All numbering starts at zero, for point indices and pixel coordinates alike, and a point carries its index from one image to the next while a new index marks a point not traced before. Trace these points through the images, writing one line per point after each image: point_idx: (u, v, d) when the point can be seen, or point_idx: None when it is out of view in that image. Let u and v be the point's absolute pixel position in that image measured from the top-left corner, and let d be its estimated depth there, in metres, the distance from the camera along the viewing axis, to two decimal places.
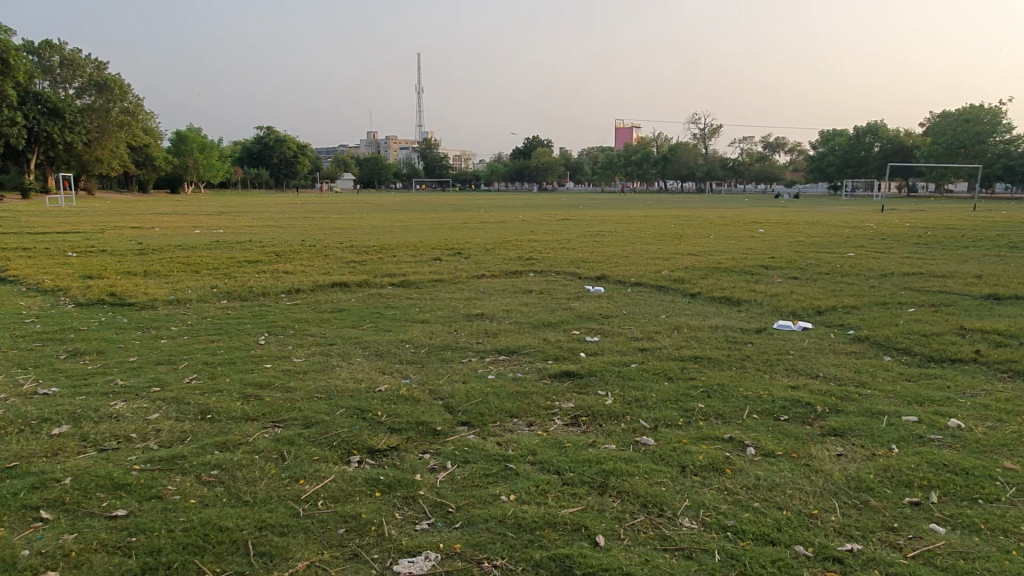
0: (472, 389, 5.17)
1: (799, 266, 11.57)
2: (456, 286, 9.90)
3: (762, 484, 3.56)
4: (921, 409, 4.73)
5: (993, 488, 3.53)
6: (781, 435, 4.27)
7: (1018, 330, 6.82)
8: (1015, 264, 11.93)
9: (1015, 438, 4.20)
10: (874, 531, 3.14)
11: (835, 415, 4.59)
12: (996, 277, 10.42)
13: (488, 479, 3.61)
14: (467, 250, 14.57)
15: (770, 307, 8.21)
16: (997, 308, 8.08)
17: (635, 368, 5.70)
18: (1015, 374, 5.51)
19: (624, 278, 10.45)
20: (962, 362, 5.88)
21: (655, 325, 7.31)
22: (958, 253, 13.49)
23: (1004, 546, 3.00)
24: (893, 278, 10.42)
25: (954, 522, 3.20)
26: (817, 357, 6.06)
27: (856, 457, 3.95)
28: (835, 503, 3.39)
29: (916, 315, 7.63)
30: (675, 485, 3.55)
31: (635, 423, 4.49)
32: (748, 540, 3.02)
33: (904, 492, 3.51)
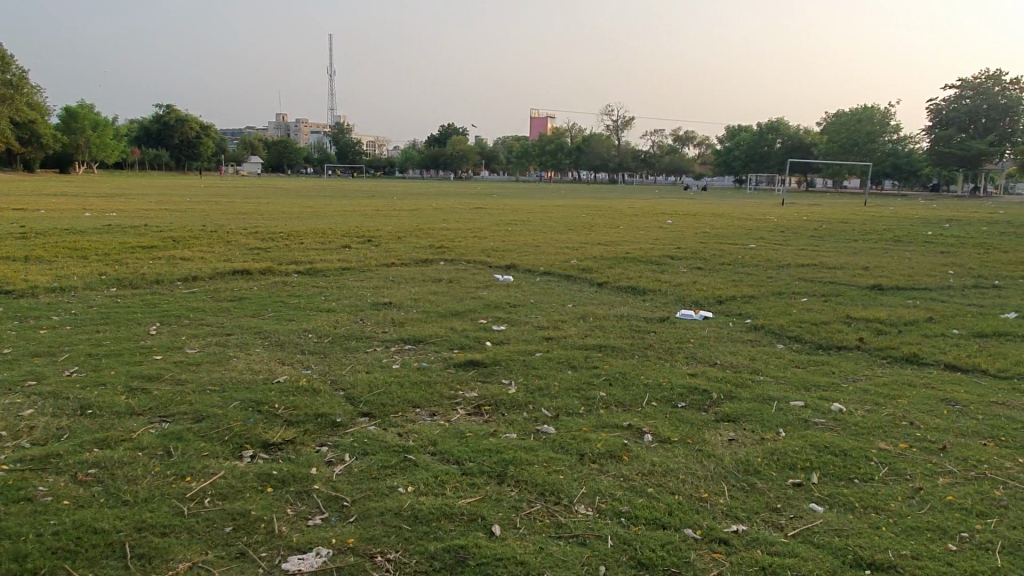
0: (375, 378, 5.09)
1: (703, 256, 11.97)
2: (363, 274, 9.70)
3: (656, 470, 3.66)
4: (807, 394, 4.97)
5: (868, 468, 3.74)
6: (676, 422, 4.40)
7: (897, 319, 7.29)
8: (898, 257, 12.75)
9: (889, 420, 4.47)
10: (759, 512, 3.27)
11: (728, 401, 4.77)
12: (880, 269, 11.09)
13: (386, 471, 3.56)
14: (378, 237, 14.33)
15: (673, 296, 8.45)
16: (880, 298, 8.59)
17: (540, 357, 5.74)
18: (892, 360, 5.88)
19: (534, 267, 10.53)
20: (847, 349, 6.23)
21: (562, 314, 7.40)
22: (848, 246, 14.27)
23: (875, 522, 3.18)
24: (789, 268, 10.95)
25: (831, 501, 3.38)
26: (715, 345, 6.28)
27: (746, 441, 4.11)
28: (724, 486, 3.51)
29: (807, 305, 8.03)
30: (573, 473, 3.60)
31: (537, 411, 4.53)
32: (640, 525, 3.10)
33: (788, 474, 3.68)
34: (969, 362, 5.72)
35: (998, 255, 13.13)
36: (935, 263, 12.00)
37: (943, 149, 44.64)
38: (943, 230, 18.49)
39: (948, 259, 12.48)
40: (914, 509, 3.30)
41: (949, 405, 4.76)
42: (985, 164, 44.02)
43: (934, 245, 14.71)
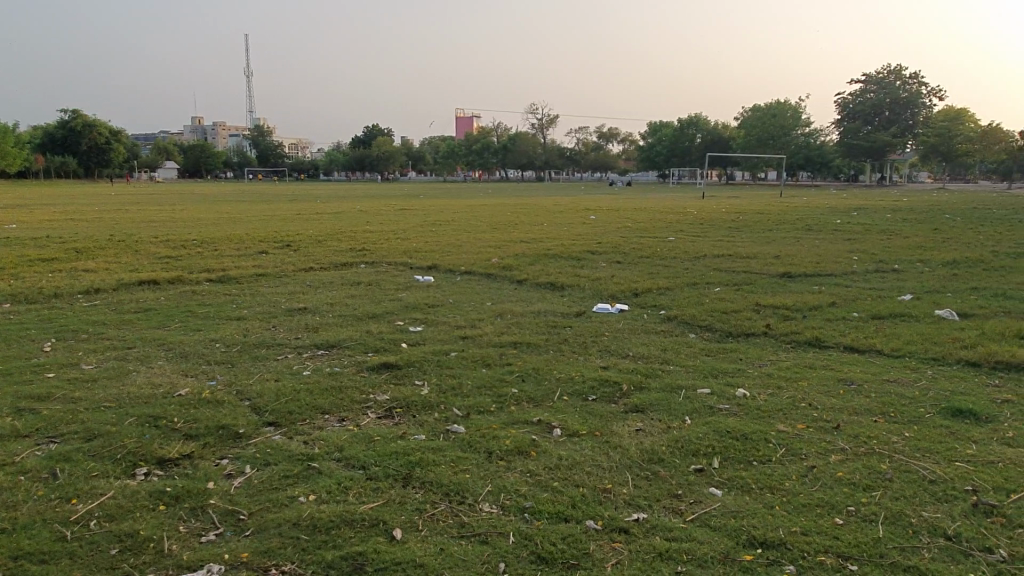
0: (282, 386, 4.95)
1: (622, 251, 12.18)
2: (279, 280, 9.46)
3: (563, 464, 3.69)
4: (714, 382, 5.09)
5: (766, 450, 3.86)
6: (586, 415, 4.45)
7: (802, 304, 7.57)
8: (808, 245, 13.24)
9: (789, 402, 4.63)
10: (660, 499, 3.33)
11: (637, 392, 4.85)
12: (791, 257, 11.50)
13: (288, 481, 3.46)
14: (297, 241, 14.02)
15: (591, 290, 8.56)
16: (789, 285, 8.89)
17: (454, 356, 5.72)
18: (796, 344, 6.10)
19: (455, 266, 10.49)
20: (754, 335, 6.43)
21: (480, 313, 7.38)
22: (762, 236, 14.73)
23: (769, 502, 3.28)
24: (705, 259, 11.22)
25: (730, 484, 3.47)
26: (628, 337, 6.38)
27: (652, 431, 4.18)
28: (628, 476, 3.57)
29: (719, 294, 8.24)
30: (479, 471, 3.59)
31: (448, 411, 4.50)
32: (542, 519, 3.11)
33: (691, 460, 3.77)
34: (865, 343, 5.98)
35: (900, 240, 13.79)
36: (842, 249, 12.52)
37: (851, 141, 46.79)
38: (851, 218, 19.31)
39: (854, 245, 13.05)
40: (807, 487, 3.42)
41: (845, 385, 4.97)
42: (889, 154, 46.38)
43: (841, 233, 15.36)
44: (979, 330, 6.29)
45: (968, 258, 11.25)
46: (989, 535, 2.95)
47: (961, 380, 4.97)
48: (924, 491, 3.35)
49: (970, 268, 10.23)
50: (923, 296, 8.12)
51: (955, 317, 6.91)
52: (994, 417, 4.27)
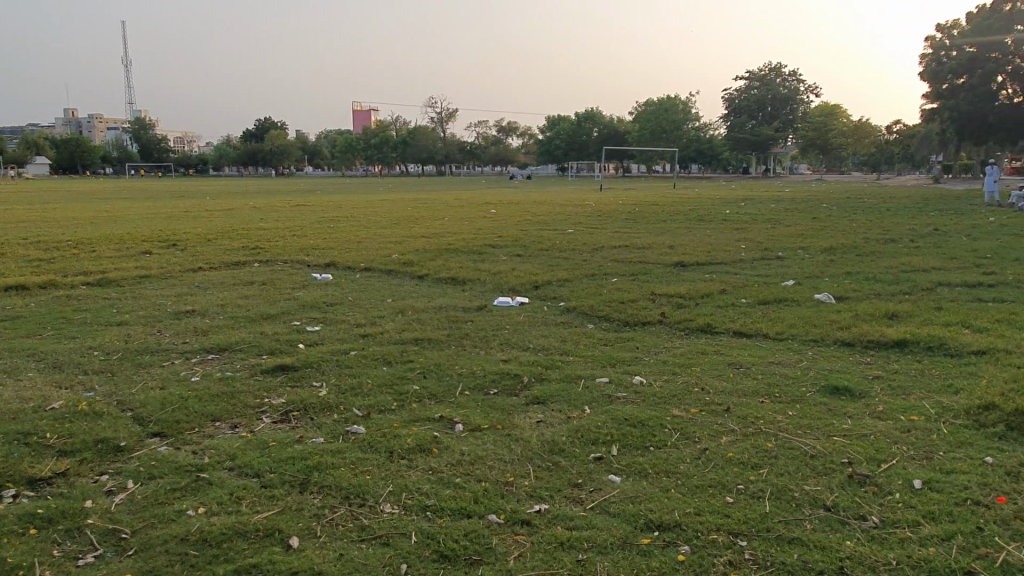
0: (169, 395, 4.69)
1: (522, 244, 12.27)
2: (165, 282, 8.97)
3: (465, 459, 3.67)
4: (612, 370, 5.22)
5: (662, 436, 3.98)
6: (488, 409, 4.45)
7: (695, 292, 7.85)
8: (700, 235, 13.77)
9: (683, 388, 4.80)
10: (561, 489, 3.37)
11: (538, 384, 4.91)
12: (684, 246, 11.92)
13: (175, 494, 3.28)
14: (185, 241, 13.32)
15: (491, 284, 8.58)
16: (682, 274, 9.21)
17: (353, 356, 5.59)
18: (689, 331, 6.33)
19: (354, 263, 10.27)
20: (649, 324, 6.63)
21: (380, 310, 7.25)
22: (656, 227, 15.21)
23: (665, 486, 3.39)
24: (603, 251, 11.46)
25: (629, 471, 3.56)
26: (528, 329, 6.44)
27: (553, 422, 4.24)
28: (530, 468, 3.60)
29: (616, 285, 8.44)
30: (380, 472, 3.52)
31: (347, 412, 4.39)
32: (445, 517, 3.09)
33: (590, 449, 3.84)
34: (752, 328, 6.29)
35: (783, 229, 14.54)
36: (730, 239, 13.08)
37: (738, 135, 49.05)
38: (740, 209, 20.21)
39: (741, 235, 13.68)
40: (700, 468, 3.55)
41: (734, 368, 5.20)
42: (772, 148, 48.98)
43: (729, 223, 16.07)
44: (853, 312, 6.73)
45: (844, 245, 11.98)
46: (864, 503, 3.16)
47: (837, 360, 5.31)
48: (806, 465, 3.55)
49: (845, 254, 10.94)
50: (804, 281, 8.60)
51: (832, 301, 7.36)
52: (867, 393, 4.58)
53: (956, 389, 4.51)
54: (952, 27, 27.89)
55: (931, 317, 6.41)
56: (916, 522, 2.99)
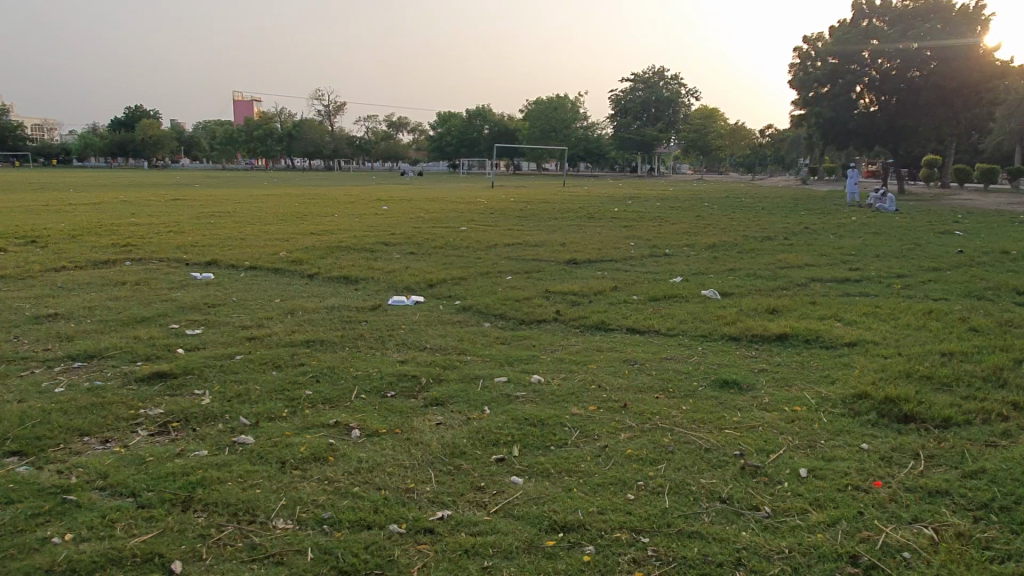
0: (28, 408, 4.25)
1: (416, 241, 12.09)
2: (23, 282, 8.19)
3: (363, 467, 3.53)
4: (510, 369, 5.19)
5: (562, 434, 3.98)
6: (385, 412, 4.31)
7: (588, 290, 7.98)
8: (591, 232, 14.05)
9: (581, 385, 4.84)
10: (463, 494, 3.30)
11: (436, 385, 4.81)
12: (576, 244, 12.12)
13: (37, 520, 2.97)
14: (45, 237, 12.24)
15: (385, 283, 8.38)
16: (575, 271, 9.35)
17: (239, 360, 5.28)
18: (584, 329, 6.41)
19: (238, 261, 9.76)
20: (545, 322, 6.66)
21: (267, 311, 6.91)
22: (548, 224, 15.39)
23: (567, 485, 3.38)
24: (497, 248, 11.47)
25: (530, 471, 3.53)
26: (425, 329, 6.32)
27: (453, 424, 4.15)
28: (430, 473, 3.50)
29: (511, 282, 8.45)
30: (272, 485, 3.33)
31: (233, 421, 4.13)
32: (343, 530, 2.95)
33: (492, 450, 3.78)
34: (644, 324, 6.44)
35: (669, 227, 15.08)
36: (619, 236, 13.42)
37: (624, 135, 50.63)
38: (628, 207, 20.81)
39: (630, 232, 14.07)
40: (601, 466, 3.57)
41: (629, 365, 5.30)
42: (656, 148, 50.88)
43: (618, 221, 16.50)
44: (736, 307, 7.05)
45: (725, 242, 12.56)
46: (755, 494, 3.27)
47: (725, 354, 5.52)
48: (701, 459, 3.65)
49: (727, 251, 11.47)
50: (690, 278, 8.92)
51: (717, 296, 7.67)
52: (753, 385, 4.78)
53: (832, 379, 4.79)
54: (816, 38, 29.89)
55: (807, 311, 6.79)
56: (804, 509, 3.12)
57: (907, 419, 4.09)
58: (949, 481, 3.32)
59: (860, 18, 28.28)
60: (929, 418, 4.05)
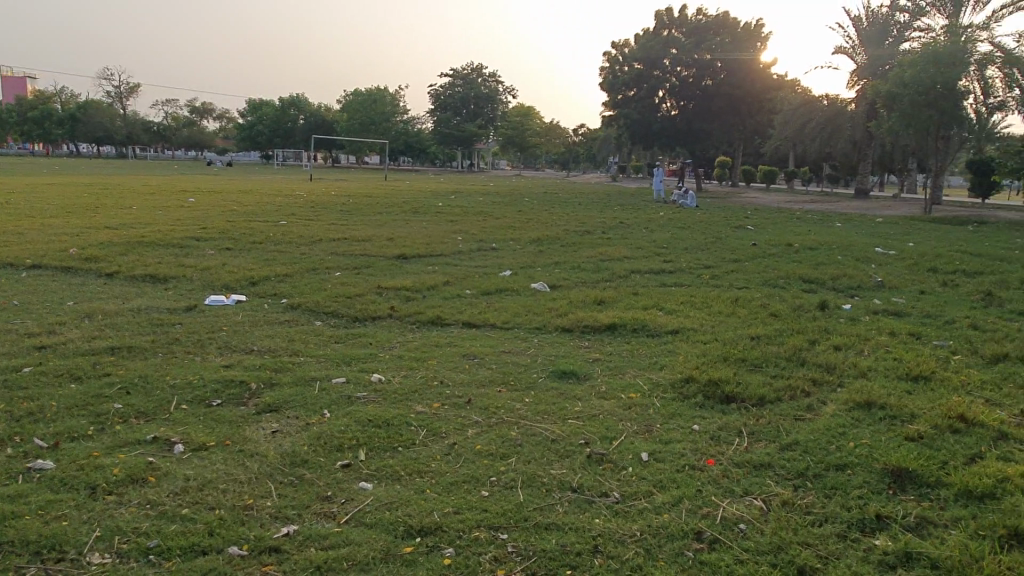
0: None
1: (230, 236, 11.26)
2: None
3: (192, 485, 3.19)
4: (347, 369, 4.96)
5: (409, 434, 3.86)
6: (211, 423, 3.94)
7: (422, 285, 7.86)
8: (417, 227, 13.89)
9: (423, 383, 4.72)
10: (309, 506, 3.09)
11: (268, 390, 4.47)
12: (404, 239, 11.91)
13: None
14: None
15: (200, 282, 7.71)
16: (405, 266, 9.18)
17: (27, 373, 4.58)
18: (420, 325, 6.29)
19: (17, 260, 8.52)
20: (380, 318, 6.46)
21: (60, 315, 6.09)
22: (372, 219, 15.02)
23: (419, 487, 3.27)
24: (321, 244, 10.99)
25: (379, 475, 3.38)
26: (250, 330, 5.88)
27: (290, 431, 3.88)
28: (270, 486, 3.25)
29: (340, 279, 8.12)
30: (83, 514, 2.91)
31: (26, 444, 3.57)
32: (173, 559, 2.64)
33: (335, 457, 3.58)
34: (481, 318, 6.45)
35: (494, 221, 15.29)
36: (446, 231, 13.39)
37: (445, 130, 50.84)
38: (452, 201, 20.87)
39: (456, 227, 14.12)
40: (452, 465, 3.50)
41: (469, 360, 5.27)
42: (476, 144, 51.69)
43: (443, 215, 16.52)
44: (567, 299, 7.27)
45: (548, 236, 12.96)
46: (604, 480, 3.37)
47: (561, 346, 5.66)
48: (549, 450, 3.69)
49: (551, 245, 11.86)
50: (520, 272, 9.08)
51: (547, 289, 7.88)
52: (590, 375, 4.94)
53: (661, 366, 5.08)
54: (623, 44, 31.75)
55: (631, 301, 7.16)
56: (649, 492, 3.25)
57: (729, 399, 4.42)
58: (770, 454, 3.63)
59: (660, 28, 30.44)
60: (747, 397, 4.41)
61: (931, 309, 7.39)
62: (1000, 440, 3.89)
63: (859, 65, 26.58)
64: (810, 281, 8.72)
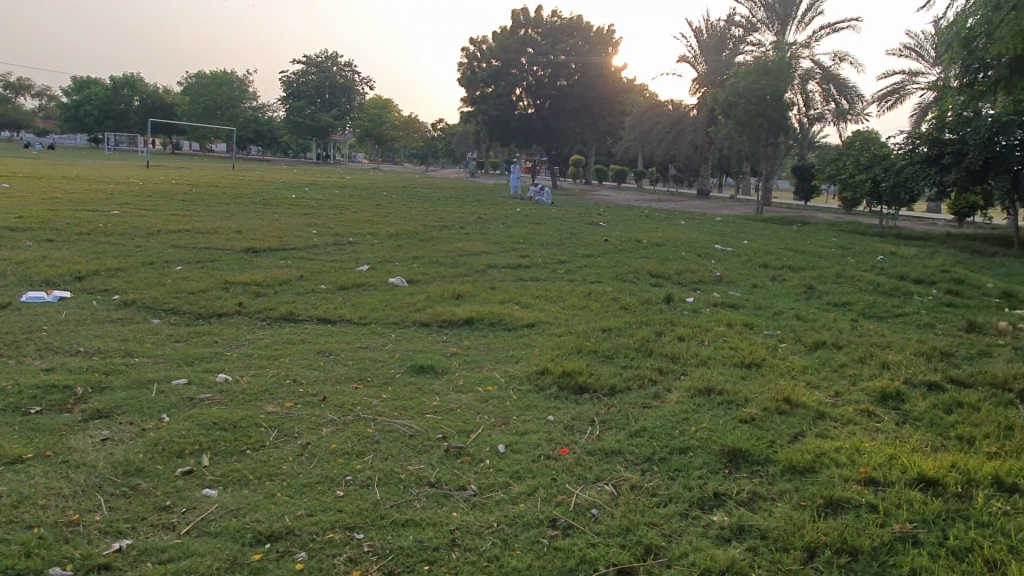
0: None
1: (53, 227, 10.22)
2: None
3: (5, 503, 2.87)
4: (189, 369, 4.65)
5: (258, 436, 3.67)
6: (28, 433, 3.56)
7: (273, 280, 7.50)
8: (267, 219, 13.27)
9: (273, 382, 4.51)
10: (146, 518, 2.87)
11: (97, 395, 4.10)
12: (253, 231, 11.34)
13: None
14: None
15: (16, 276, 6.93)
16: (255, 260, 8.75)
17: None
18: (271, 321, 6.01)
19: None
20: (227, 315, 6.11)
21: None
22: (218, 210, 14.21)
23: (269, 491, 3.13)
24: (160, 236, 10.24)
25: (225, 481, 3.20)
26: (75, 330, 5.36)
27: (123, 437, 3.59)
28: (99, 500, 2.99)
29: (181, 273, 7.59)
30: None
31: None
32: None
33: (176, 463, 3.35)
34: (335, 313, 6.26)
35: (350, 215, 14.91)
36: (300, 224, 12.90)
37: (297, 120, 48.95)
38: (305, 193, 20.15)
39: (309, 219, 13.64)
40: (304, 465, 3.37)
41: (323, 356, 5.10)
42: (331, 134, 50.23)
43: (296, 207, 15.92)
44: (425, 294, 7.22)
45: (406, 231, 12.83)
46: (461, 474, 3.38)
47: (418, 340, 5.62)
48: (406, 446, 3.65)
49: (409, 239, 11.75)
50: (377, 266, 8.92)
51: (405, 284, 7.80)
52: (448, 369, 4.94)
53: (518, 358, 5.17)
54: (481, 41, 31.97)
55: (488, 296, 7.24)
56: (505, 483, 3.29)
57: (581, 390, 4.57)
58: (619, 441, 3.79)
59: (517, 27, 30.94)
60: (599, 387, 4.58)
61: (762, 301, 8.04)
62: (819, 418, 4.30)
63: (700, 73, 28.39)
64: (656, 275, 9.21)
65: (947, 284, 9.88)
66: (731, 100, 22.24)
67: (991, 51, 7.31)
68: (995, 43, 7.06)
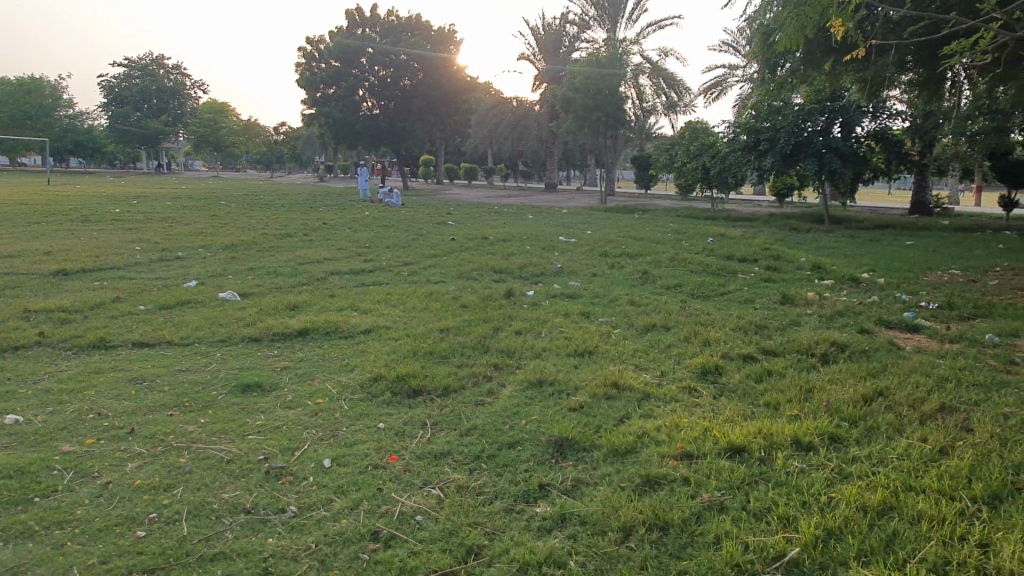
0: None
1: None
2: None
3: None
4: None
5: (50, 480, 3.31)
6: None
7: (83, 304, 6.85)
8: (82, 237, 12.16)
9: (74, 418, 4.08)
10: None
11: None
12: (65, 251, 10.32)
13: None
14: None
15: None
16: (64, 283, 7.98)
17: None
18: (78, 350, 5.47)
19: None
20: (25, 347, 5.50)
21: None
22: (23, 230, 12.83)
23: (58, 539, 2.82)
24: None
25: (4, 536, 2.85)
26: None
27: None
28: None
29: None
30: None
31: None
32: None
33: None
34: (154, 336, 5.81)
35: (180, 228, 13.99)
36: (121, 240, 11.94)
37: (121, 126, 45.27)
38: (130, 206, 18.67)
39: (134, 235, 12.66)
40: (102, 508, 3.07)
41: (136, 384, 4.69)
42: (162, 142, 47.10)
43: (119, 223, 14.72)
44: (256, 307, 6.88)
45: (242, 241, 12.20)
46: (281, 495, 3.21)
47: (246, 357, 5.32)
48: (222, 472, 3.43)
49: (244, 250, 11.18)
50: (206, 281, 8.40)
51: (236, 298, 7.39)
52: (276, 385, 4.71)
53: (352, 367, 5.02)
54: (318, 40, 31.01)
55: (325, 304, 7.01)
56: (328, 499, 3.17)
57: (415, 393, 4.51)
58: (449, 441, 3.76)
59: (354, 27, 30.32)
60: (433, 389, 4.54)
61: (599, 289, 8.32)
62: (644, 399, 4.48)
63: (541, 70, 29.14)
64: (499, 271, 9.29)
65: (766, 261, 10.66)
66: (569, 95, 22.98)
67: (781, 45, 7.98)
68: (784, 38, 7.76)
